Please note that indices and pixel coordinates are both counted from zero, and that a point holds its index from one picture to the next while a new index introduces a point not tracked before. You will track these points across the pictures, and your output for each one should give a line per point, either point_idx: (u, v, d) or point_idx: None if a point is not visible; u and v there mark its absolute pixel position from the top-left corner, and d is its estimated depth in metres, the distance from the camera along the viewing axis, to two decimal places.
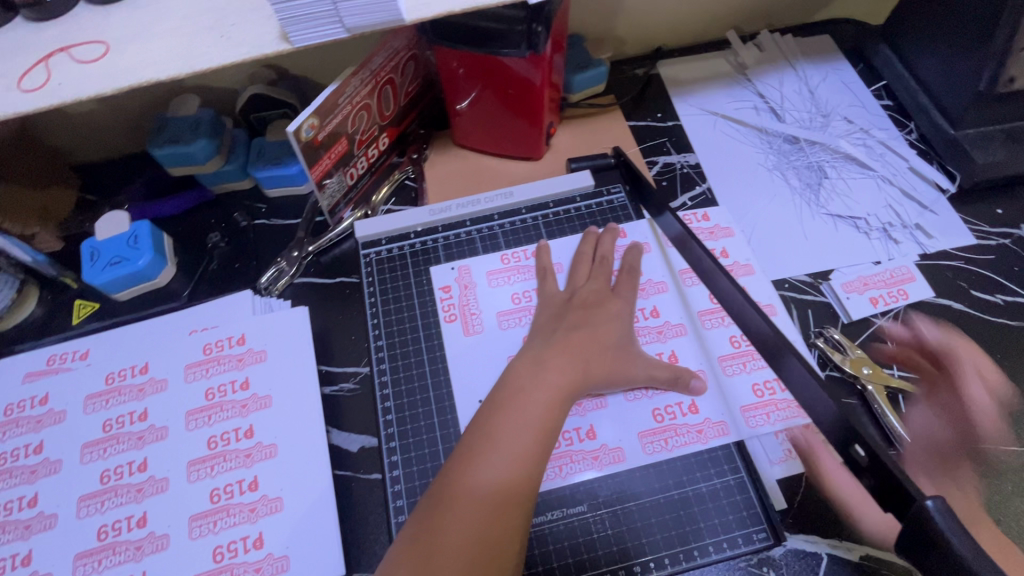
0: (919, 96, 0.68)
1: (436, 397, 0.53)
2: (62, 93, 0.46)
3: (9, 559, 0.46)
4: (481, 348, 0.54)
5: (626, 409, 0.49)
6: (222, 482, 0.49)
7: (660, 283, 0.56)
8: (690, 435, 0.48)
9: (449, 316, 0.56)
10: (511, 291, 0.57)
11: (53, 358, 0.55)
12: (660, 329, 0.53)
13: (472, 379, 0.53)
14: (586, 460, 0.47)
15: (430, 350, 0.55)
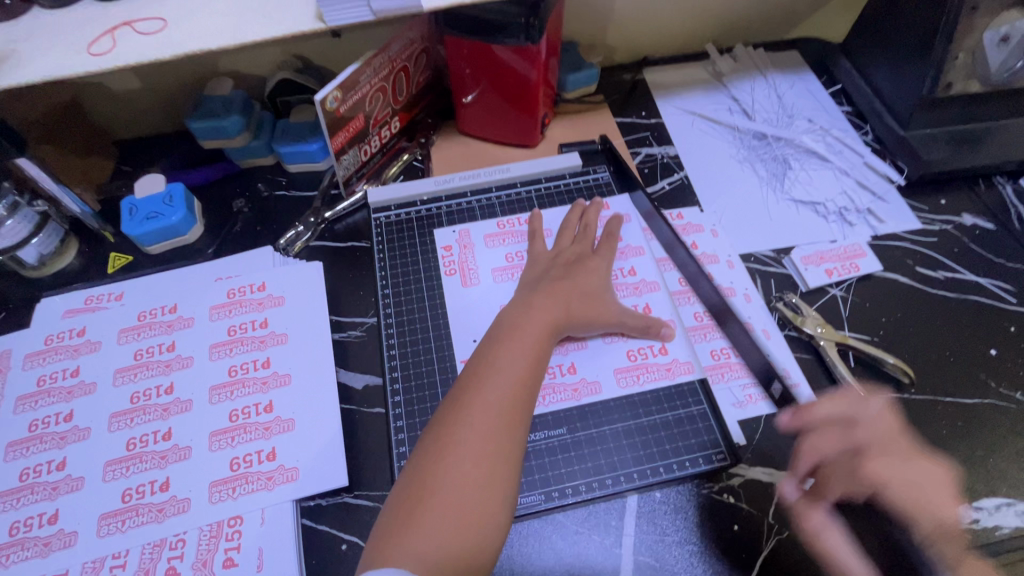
0: (874, 101, 0.77)
1: (436, 341, 0.59)
2: (126, 57, 0.54)
3: (45, 464, 0.51)
4: (477, 300, 0.61)
5: (604, 349, 0.55)
6: (241, 405, 0.54)
7: (638, 249, 0.63)
8: (660, 372, 0.54)
9: (449, 272, 0.63)
10: (505, 252, 0.64)
11: (91, 298, 0.61)
12: (636, 287, 0.60)
13: (469, 326, 0.59)
14: (566, 391, 0.53)
15: (431, 301, 0.61)
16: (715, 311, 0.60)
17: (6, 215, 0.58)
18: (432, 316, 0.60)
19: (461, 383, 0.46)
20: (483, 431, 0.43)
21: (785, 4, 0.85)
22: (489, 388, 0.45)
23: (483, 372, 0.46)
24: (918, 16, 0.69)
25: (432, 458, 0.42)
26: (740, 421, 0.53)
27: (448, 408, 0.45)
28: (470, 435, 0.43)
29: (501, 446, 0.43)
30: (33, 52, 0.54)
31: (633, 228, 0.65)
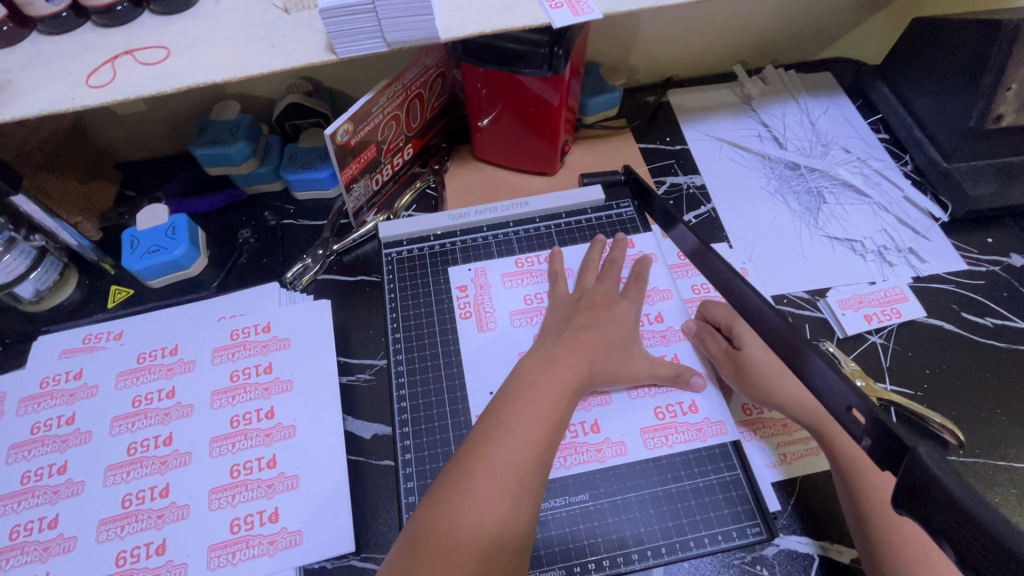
0: (914, 129, 0.72)
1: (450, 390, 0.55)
2: (127, 89, 0.51)
3: (36, 521, 0.48)
4: (494, 346, 0.57)
5: (630, 404, 0.52)
6: (242, 459, 0.51)
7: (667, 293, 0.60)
8: (692, 432, 0.51)
9: (464, 313, 0.59)
10: (524, 293, 0.60)
11: (89, 337, 0.58)
12: (664, 334, 0.57)
13: (485, 374, 0.56)
14: (590, 453, 0.49)
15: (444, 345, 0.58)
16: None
17: (1, 250, 0.55)
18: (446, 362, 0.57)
19: (466, 448, 0.42)
20: (487, 504, 0.39)
21: (819, 24, 0.80)
22: (496, 455, 0.41)
23: (489, 437, 0.42)
24: (968, 42, 0.64)
25: (426, 532, 0.38)
26: (774, 484, 0.50)
27: (449, 476, 0.41)
28: (472, 509, 0.39)
29: (505, 520, 0.39)
30: (29, 83, 0.51)
31: (660, 269, 0.62)
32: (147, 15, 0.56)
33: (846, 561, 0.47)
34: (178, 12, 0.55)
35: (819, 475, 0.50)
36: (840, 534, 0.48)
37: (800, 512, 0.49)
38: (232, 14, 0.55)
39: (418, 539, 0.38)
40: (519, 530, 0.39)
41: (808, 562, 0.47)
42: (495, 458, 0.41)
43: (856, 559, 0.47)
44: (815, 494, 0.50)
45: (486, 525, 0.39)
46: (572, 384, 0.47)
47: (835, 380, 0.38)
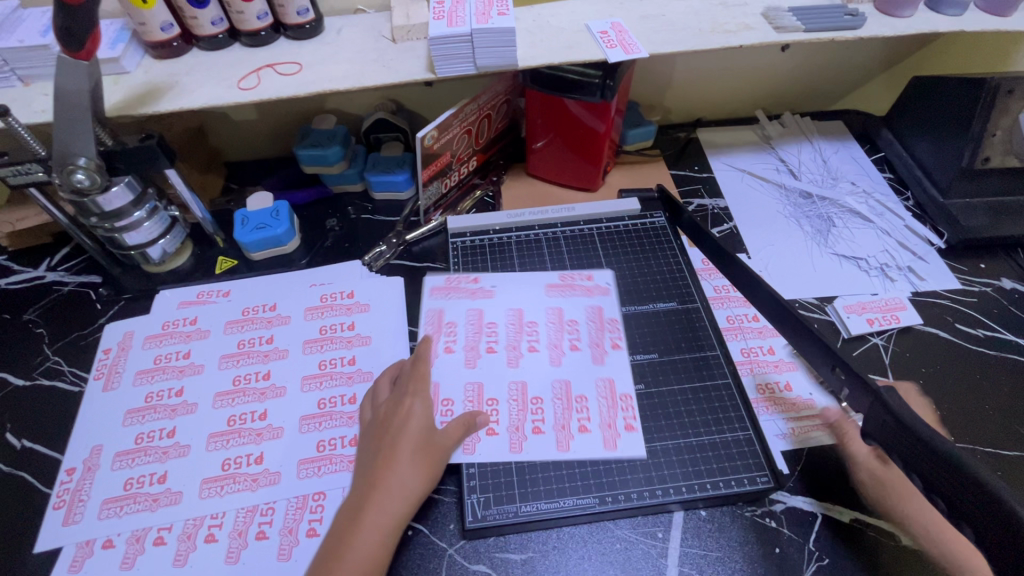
0: (915, 170, 0.82)
1: (431, 296, 0.69)
2: (267, 92, 0.64)
3: (158, 431, 0.58)
4: (471, 296, 0.69)
5: (506, 373, 0.62)
6: (328, 394, 0.61)
7: (584, 331, 0.66)
8: (500, 417, 0.59)
9: (450, 282, 0.70)
10: (553, 295, 0.70)
11: (203, 293, 0.71)
12: (556, 346, 0.65)
13: (459, 307, 0.68)
14: (469, 402, 0.60)
15: (457, 285, 0.70)
16: (608, 411, 0.60)
17: (145, 217, 0.68)
18: (461, 287, 0.70)
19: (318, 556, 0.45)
20: None
21: (831, 79, 0.92)
22: (355, 537, 0.46)
23: (348, 520, 0.47)
24: (957, 96, 0.75)
25: None
26: (784, 452, 0.58)
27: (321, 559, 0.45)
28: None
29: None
30: (191, 83, 0.65)
31: (588, 316, 0.68)
32: (283, 39, 0.70)
33: (848, 520, 0.54)
34: (308, 39, 0.70)
35: (823, 447, 0.59)
36: (841, 498, 0.56)
37: (807, 474, 0.57)
38: (351, 42, 0.69)
39: None
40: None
41: (812, 519, 0.55)
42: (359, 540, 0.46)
43: (856, 518, 0.54)
44: (819, 461, 0.58)
45: None
46: (422, 463, 0.51)
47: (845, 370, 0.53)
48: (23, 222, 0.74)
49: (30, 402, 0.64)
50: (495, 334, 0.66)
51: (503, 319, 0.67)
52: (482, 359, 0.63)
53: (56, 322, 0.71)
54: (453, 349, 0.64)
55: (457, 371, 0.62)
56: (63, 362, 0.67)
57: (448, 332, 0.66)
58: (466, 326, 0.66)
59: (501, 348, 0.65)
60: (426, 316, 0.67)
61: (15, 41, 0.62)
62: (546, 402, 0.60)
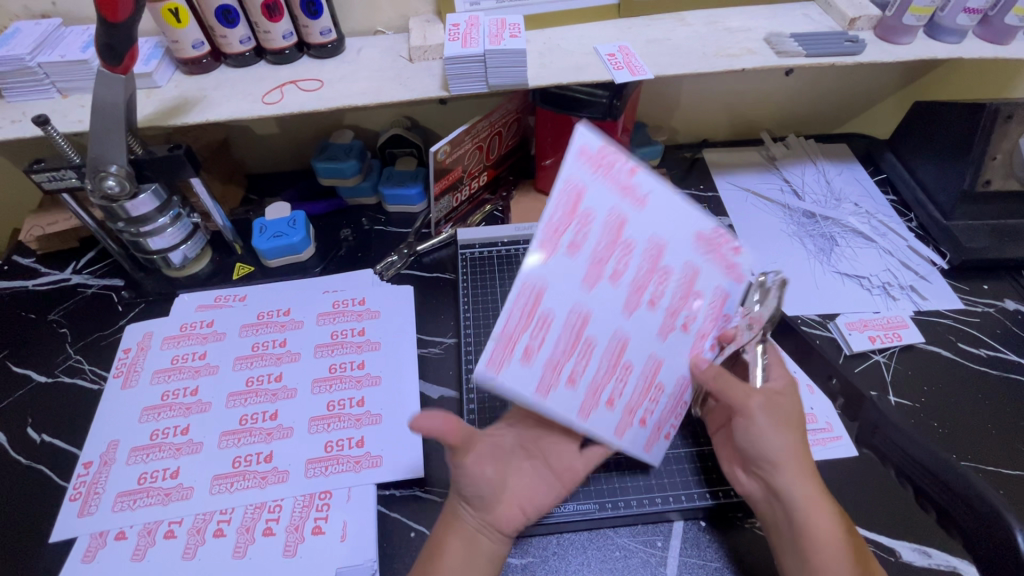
0: (918, 192, 0.84)
1: (571, 150, 0.41)
2: (290, 107, 0.67)
3: (172, 428, 0.60)
4: (592, 169, 0.42)
5: (576, 297, 0.43)
6: (337, 397, 0.63)
7: (676, 289, 0.48)
8: (538, 348, 0.43)
9: (602, 151, 0.42)
10: (697, 244, 0.48)
11: (220, 297, 0.73)
12: (641, 293, 0.46)
13: (579, 172, 0.41)
14: (515, 311, 0.41)
15: (614, 161, 0.42)
16: (642, 393, 0.50)
17: (168, 223, 0.71)
18: (615, 165, 0.43)
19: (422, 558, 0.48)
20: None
21: (835, 103, 0.95)
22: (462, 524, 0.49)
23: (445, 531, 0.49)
24: (958, 121, 0.77)
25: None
26: None
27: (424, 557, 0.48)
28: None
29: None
30: (218, 97, 0.68)
31: (687, 271, 0.48)
32: (306, 58, 0.74)
33: None
34: (330, 58, 0.73)
35: (822, 461, 0.59)
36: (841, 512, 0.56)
37: None
38: (370, 61, 0.72)
39: None
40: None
41: None
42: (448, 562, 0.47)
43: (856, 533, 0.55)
44: (819, 475, 0.59)
45: None
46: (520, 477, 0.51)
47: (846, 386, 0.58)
48: (53, 226, 0.78)
49: (51, 398, 0.66)
50: (583, 234, 0.42)
51: (603, 220, 0.43)
52: (553, 265, 0.42)
53: (79, 322, 0.74)
54: (558, 250, 0.42)
55: (531, 268, 0.41)
56: (83, 361, 0.70)
57: (565, 221, 0.41)
58: (569, 203, 0.41)
59: (588, 254, 0.43)
60: (559, 182, 0.41)
61: (56, 55, 0.66)
62: (595, 359, 0.45)
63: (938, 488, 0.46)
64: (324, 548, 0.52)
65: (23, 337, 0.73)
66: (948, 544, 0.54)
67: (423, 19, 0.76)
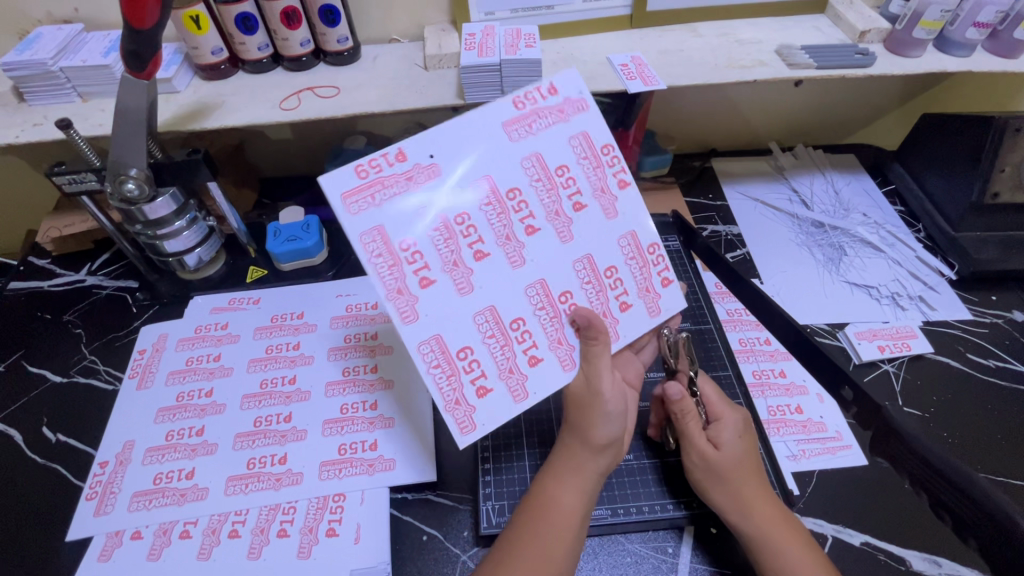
0: (926, 203, 0.84)
1: (355, 242, 0.45)
2: (307, 112, 0.68)
3: (187, 429, 0.61)
4: (374, 205, 0.46)
5: (514, 278, 0.50)
6: (351, 400, 0.63)
7: (580, 175, 0.51)
8: (529, 341, 0.51)
9: (360, 167, 0.46)
10: (516, 141, 0.49)
11: (235, 300, 0.74)
12: (559, 212, 0.51)
13: (411, 224, 0.47)
14: (435, 368, 0.48)
15: (379, 176, 0.46)
16: (639, 269, 0.54)
17: (185, 226, 0.72)
18: (383, 184, 0.46)
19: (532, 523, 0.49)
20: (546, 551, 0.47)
21: (844, 114, 0.95)
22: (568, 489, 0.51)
23: (554, 474, 0.52)
24: (966, 134, 0.78)
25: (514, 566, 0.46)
26: (795, 473, 0.59)
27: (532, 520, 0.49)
28: (521, 553, 0.47)
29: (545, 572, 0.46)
30: (236, 103, 0.69)
31: (577, 151, 0.51)
32: (322, 65, 0.75)
33: (858, 544, 0.55)
34: (346, 65, 0.74)
35: (832, 470, 0.60)
36: (851, 520, 0.56)
37: (817, 496, 0.58)
38: (387, 69, 0.73)
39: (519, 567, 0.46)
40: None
41: (823, 540, 0.55)
42: (555, 496, 0.50)
43: (866, 542, 0.55)
44: (829, 484, 0.59)
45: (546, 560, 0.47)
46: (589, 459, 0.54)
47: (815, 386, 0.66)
48: (70, 228, 0.80)
49: (66, 398, 0.67)
50: (475, 230, 0.48)
51: (478, 200, 0.49)
52: (476, 276, 0.49)
53: (94, 323, 0.75)
54: (430, 275, 0.47)
55: (455, 303, 0.48)
56: (99, 362, 0.71)
57: (395, 274, 0.47)
58: (386, 251, 0.46)
59: (494, 240, 0.49)
60: (363, 248, 0.46)
61: (78, 60, 0.67)
62: (576, 293, 0.52)
63: (954, 496, 0.50)
64: (338, 550, 0.53)
65: (39, 337, 0.73)
66: (961, 554, 0.54)
67: (438, 27, 0.77)
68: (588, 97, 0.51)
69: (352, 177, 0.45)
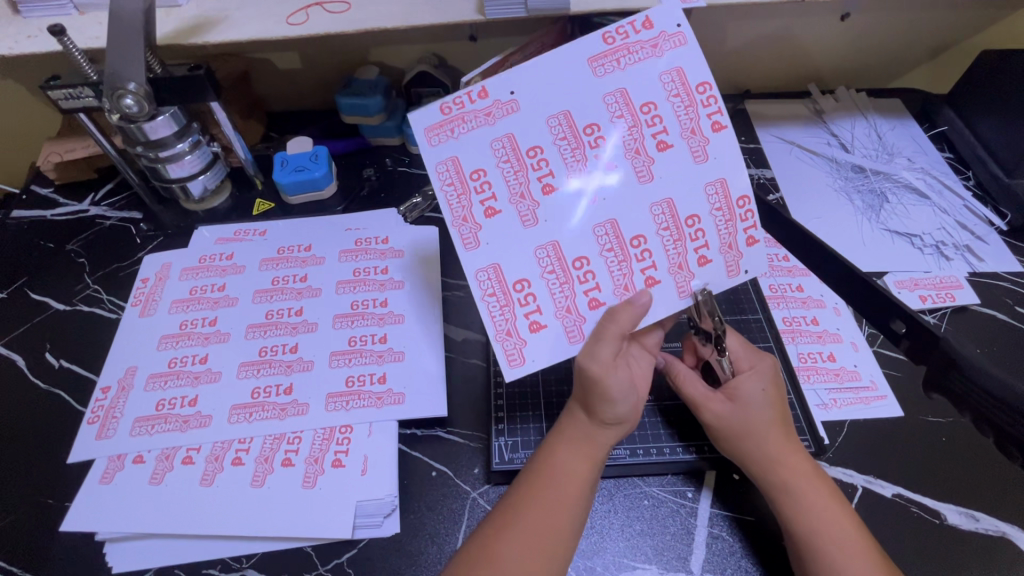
0: (978, 149, 0.78)
1: (432, 170, 0.46)
2: (316, 28, 0.63)
3: (190, 356, 0.59)
4: (452, 138, 0.46)
5: (583, 215, 0.47)
6: (360, 333, 0.61)
7: (670, 113, 0.47)
8: (592, 283, 0.48)
9: (443, 105, 0.46)
10: (597, 82, 0.47)
11: (240, 231, 0.71)
12: (640, 150, 0.47)
13: (484, 154, 0.46)
14: (490, 296, 0.47)
15: (460, 112, 0.46)
16: (725, 225, 0.48)
17: (187, 150, 0.68)
18: (463, 119, 0.46)
19: (527, 486, 0.46)
20: (539, 524, 0.44)
21: (894, 53, 0.88)
22: (566, 450, 0.47)
23: (560, 439, 0.49)
24: None
25: (496, 532, 0.43)
26: (824, 422, 0.56)
27: (527, 482, 0.46)
28: (524, 520, 0.44)
29: (551, 542, 0.43)
30: (240, 18, 0.64)
31: (668, 88, 0.47)
32: None
33: (888, 495, 0.52)
34: None
35: (867, 421, 0.56)
36: (884, 472, 0.53)
37: (847, 445, 0.55)
38: None
39: (497, 534, 0.43)
40: (565, 541, 0.44)
41: (851, 491, 0.52)
42: (561, 463, 0.47)
43: (899, 494, 0.52)
44: (862, 433, 0.56)
45: (538, 533, 0.43)
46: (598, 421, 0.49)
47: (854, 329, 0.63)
48: (71, 153, 0.76)
49: (69, 325, 0.65)
50: (546, 164, 0.47)
51: (552, 136, 0.47)
52: (542, 209, 0.47)
53: (97, 252, 0.73)
54: (497, 206, 0.46)
55: (518, 235, 0.47)
56: (102, 290, 0.68)
57: (462, 201, 0.46)
58: (457, 180, 0.46)
59: (566, 174, 0.47)
60: (436, 176, 0.46)
61: None
62: (651, 239, 0.48)
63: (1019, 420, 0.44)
64: (344, 481, 0.51)
65: (42, 265, 0.71)
66: (999, 509, 0.51)
67: None
68: (686, 32, 0.46)
69: (435, 112, 0.46)
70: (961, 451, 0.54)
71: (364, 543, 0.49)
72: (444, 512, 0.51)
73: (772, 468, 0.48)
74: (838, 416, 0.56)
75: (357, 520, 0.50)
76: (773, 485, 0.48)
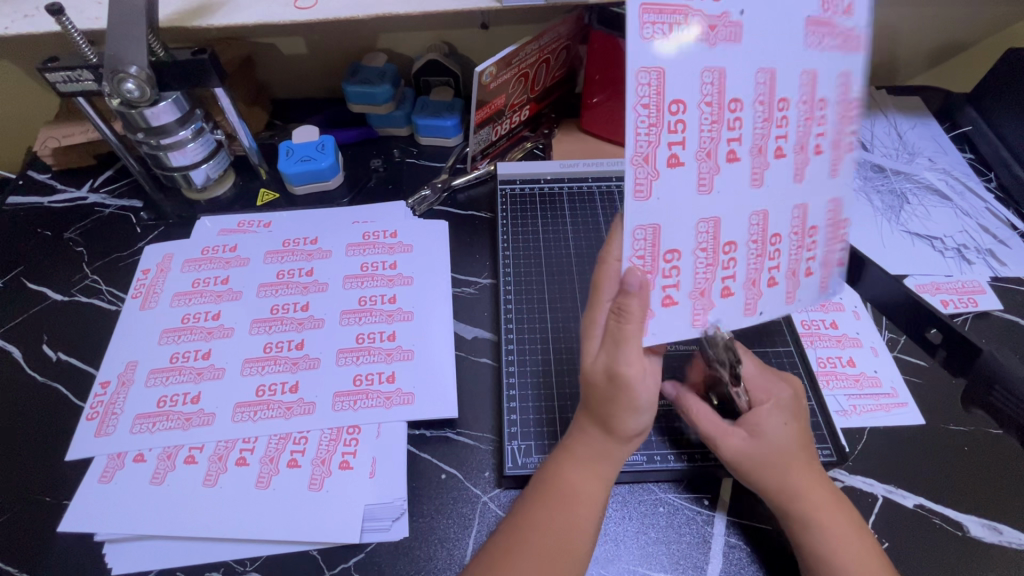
0: (1001, 150, 0.76)
1: (631, 76, 0.37)
2: (324, 12, 0.60)
3: (193, 352, 0.57)
4: (667, 38, 0.37)
5: (747, 198, 0.42)
6: (368, 330, 0.59)
7: (836, 118, 0.42)
8: (731, 271, 0.44)
9: None
10: (805, 48, 0.40)
11: (244, 223, 0.69)
12: (803, 147, 0.42)
13: (690, 82, 0.38)
14: (639, 257, 0.41)
15: (685, 6, 0.37)
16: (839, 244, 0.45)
17: (190, 137, 0.66)
18: (687, 16, 0.37)
19: (533, 507, 0.44)
20: (544, 548, 0.42)
21: (916, 48, 0.86)
22: (573, 471, 0.45)
23: (566, 456, 0.46)
24: None
25: (501, 554, 0.42)
26: (843, 429, 0.55)
27: (534, 502, 0.45)
28: (526, 543, 0.43)
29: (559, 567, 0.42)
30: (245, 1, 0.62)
31: (842, 90, 0.41)
32: None
33: (910, 506, 0.51)
34: None
35: (887, 429, 0.55)
36: (906, 483, 0.52)
37: (867, 454, 0.54)
38: None
39: (505, 557, 0.42)
40: (575, 564, 0.43)
41: (872, 501, 0.51)
42: (567, 485, 0.45)
43: (920, 505, 0.51)
44: (881, 441, 0.54)
45: (545, 557, 0.42)
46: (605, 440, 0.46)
47: (873, 330, 0.61)
48: (70, 139, 0.73)
49: (67, 317, 0.63)
50: (740, 125, 0.40)
51: (755, 93, 0.40)
52: (720, 177, 0.41)
53: (96, 241, 0.71)
54: (681, 156, 0.39)
55: (687, 199, 0.40)
56: (101, 281, 0.66)
57: (652, 133, 0.38)
58: (655, 102, 0.38)
59: (750, 142, 0.41)
60: (634, 84, 0.37)
61: None
62: (786, 240, 0.44)
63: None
64: (353, 483, 0.50)
65: (40, 254, 0.69)
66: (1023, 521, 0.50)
67: None
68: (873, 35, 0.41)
69: None
70: (983, 461, 0.53)
71: (371, 548, 0.47)
72: (454, 517, 0.49)
73: (795, 482, 0.47)
74: (858, 425, 0.55)
75: (364, 524, 0.48)
76: (797, 498, 0.46)
